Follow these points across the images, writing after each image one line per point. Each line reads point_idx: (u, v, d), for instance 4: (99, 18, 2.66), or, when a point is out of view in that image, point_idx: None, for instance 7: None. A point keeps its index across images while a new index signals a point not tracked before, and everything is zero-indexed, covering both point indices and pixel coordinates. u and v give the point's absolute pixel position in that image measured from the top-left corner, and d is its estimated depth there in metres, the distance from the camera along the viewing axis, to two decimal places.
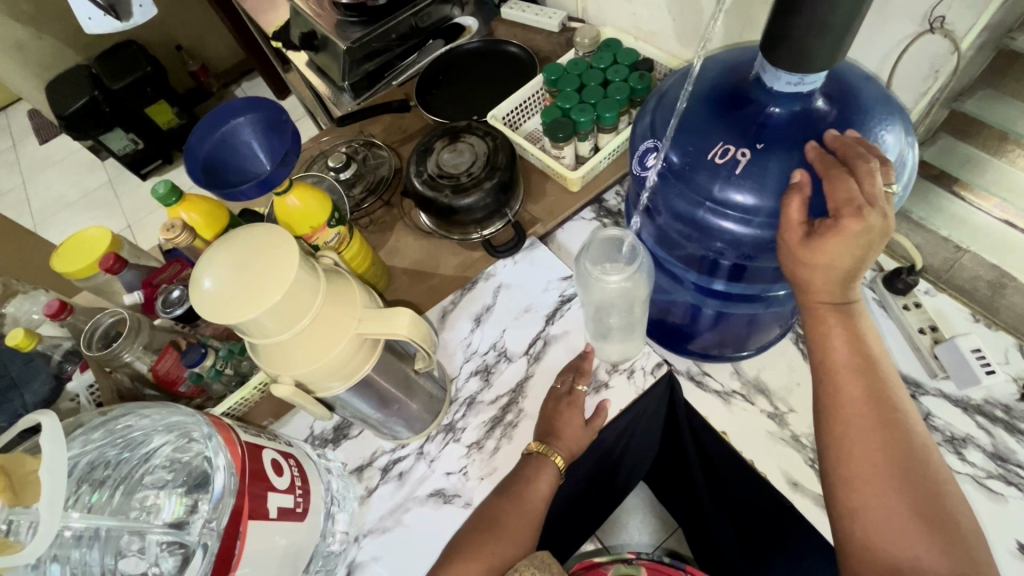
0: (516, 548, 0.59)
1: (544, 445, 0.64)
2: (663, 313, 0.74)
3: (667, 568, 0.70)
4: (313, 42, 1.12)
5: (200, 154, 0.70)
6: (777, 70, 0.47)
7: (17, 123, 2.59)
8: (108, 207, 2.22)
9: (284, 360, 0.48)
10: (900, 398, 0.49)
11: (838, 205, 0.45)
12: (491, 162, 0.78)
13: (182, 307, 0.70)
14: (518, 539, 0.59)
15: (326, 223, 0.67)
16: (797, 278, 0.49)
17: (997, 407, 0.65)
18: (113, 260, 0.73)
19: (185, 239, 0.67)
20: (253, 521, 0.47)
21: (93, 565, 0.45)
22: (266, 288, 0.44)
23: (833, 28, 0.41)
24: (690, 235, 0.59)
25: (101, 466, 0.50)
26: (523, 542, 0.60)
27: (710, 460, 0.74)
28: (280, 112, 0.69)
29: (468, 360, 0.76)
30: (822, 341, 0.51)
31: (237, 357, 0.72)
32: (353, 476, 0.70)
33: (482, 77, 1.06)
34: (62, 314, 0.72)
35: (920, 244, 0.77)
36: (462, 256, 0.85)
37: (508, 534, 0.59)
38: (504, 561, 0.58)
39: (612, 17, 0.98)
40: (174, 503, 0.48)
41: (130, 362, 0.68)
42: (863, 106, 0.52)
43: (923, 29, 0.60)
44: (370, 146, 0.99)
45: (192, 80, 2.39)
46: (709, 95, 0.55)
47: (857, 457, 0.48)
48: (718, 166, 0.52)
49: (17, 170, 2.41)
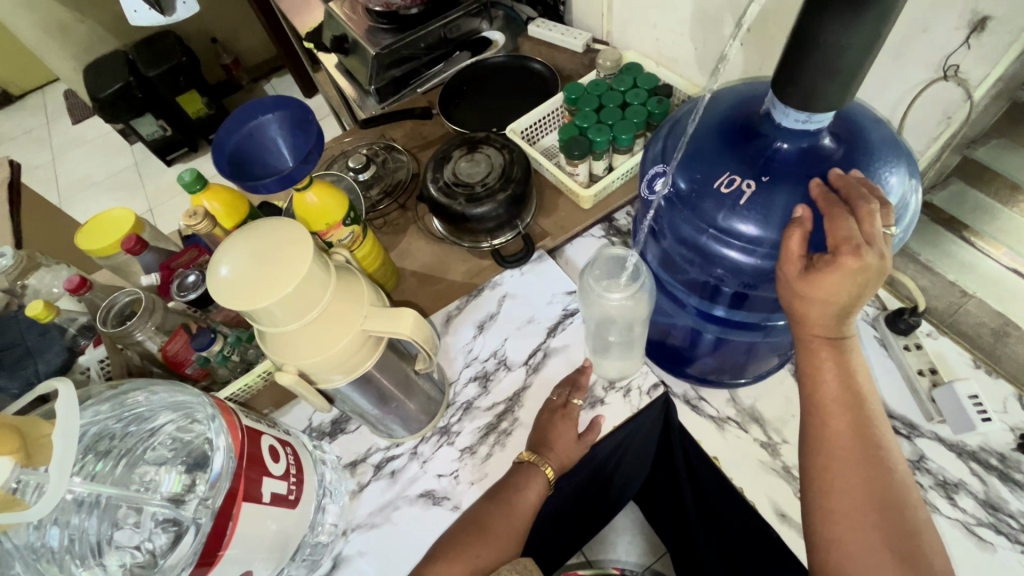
0: (501, 553, 0.60)
1: (536, 455, 0.65)
2: (663, 335, 0.75)
3: None
4: (343, 45, 1.15)
5: (227, 146, 0.71)
6: (786, 106, 0.48)
7: (53, 101, 2.67)
8: (133, 189, 2.28)
9: (290, 350, 0.49)
10: (886, 436, 0.50)
11: (838, 241, 0.46)
12: (506, 175, 0.81)
13: (197, 291, 0.72)
14: (501, 545, 0.60)
15: (341, 221, 0.69)
16: (793, 309, 0.50)
17: (992, 455, 0.65)
18: (134, 241, 0.76)
19: (204, 226, 0.71)
20: (247, 504, 0.49)
21: (90, 533, 0.47)
22: (277, 279, 0.45)
23: (842, 70, 0.43)
24: (693, 260, 0.60)
25: (107, 437, 0.51)
26: (508, 547, 0.61)
27: (698, 482, 0.75)
28: (306, 111, 0.71)
29: (469, 365, 0.77)
30: (813, 374, 0.51)
31: (244, 344, 0.74)
32: (347, 470, 0.72)
33: (504, 91, 1.08)
34: (81, 289, 0.75)
35: (927, 286, 0.77)
36: (470, 263, 0.87)
37: (494, 539, 0.60)
38: (489, 564, 0.59)
39: (636, 41, 1.01)
40: (172, 479, 0.50)
41: (142, 341, 0.71)
42: (870, 147, 0.52)
43: (937, 76, 0.61)
44: (391, 150, 1.02)
45: (224, 73, 2.47)
46: (719, 126, 0.56)
47: (839, 490, 0.48)
48: (724, 195, 0.53)
49: (49, 147, 2.48)
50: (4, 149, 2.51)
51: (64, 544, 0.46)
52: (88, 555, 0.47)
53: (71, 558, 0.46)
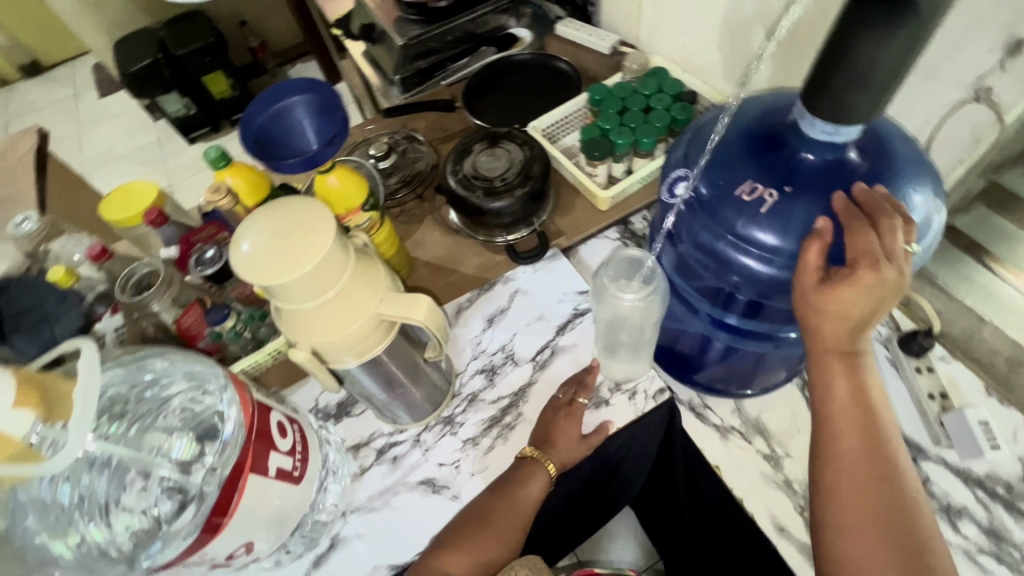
0: (505, 547, 0.61)
1: (538, 451, 0.66)
2: (672, 340, 0.75)
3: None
4: (371, 34, 1.18)
5: (254, 124, 0.72)
6: (814, 117, 0.48)
7: (82, 73, 2.71)
8: (155, 165, 2.31)
9: (304, 327, 0.50)
10: (898, 452, 0.49)
11: (857, 255, 0.46)
12: (525, 171, 0.81)
13: (214, 266, 0.75)
14: (500, 541, 0.61)
15: (360, 206, 0.70)
16: (807, 323, 0.50)
17: (998, 483, 0.64)
18: (156, 214, 0.78)
19: (227, 202, 0.71)
20: (254, 476, 0.49)
21: (99, 493, 0.48)
22: (298, 256, 0.45)
23: (873, 84, 0.43)
24: (709, 266, 0.60)
25: (121, 401, 0.52)
26: (509, 541, 0.62)
27: (698, 489, 0.75)
28: (334, 95, 0.71)
29: (476, 358, 0.78)
30: (824, 388, 0.51)
31: (257, 322, 0.75)
32: (350, 453, 0.72)
33: (527, 88, 1.09)
34: (102, 258, 0.81)
35: (942, 309, 0.77)
36: (484, 257, 0.87)
37: (495, 532, 0.61)
38: (495, 558, 0.61)
39: (663, 46, 1.00)
40: (184, 445, 0.51)
41: (157, 312, 0.72)
42: (896, 163, 0.52)
43: (968, 97, 0.60)
44: (411, 140, 1.01)
45: (251, 55, 2.50)
46: (744, 134, 0.56)
47: (845, 505, 0.48)
48: (745, 203, 0.53)
49: (76, 118, 2.53)
50: (32, 118, 2.56)
51: (74, 501, 0.48)
52: (96, 514, 0.48)
53: (82, 515, 0.48)
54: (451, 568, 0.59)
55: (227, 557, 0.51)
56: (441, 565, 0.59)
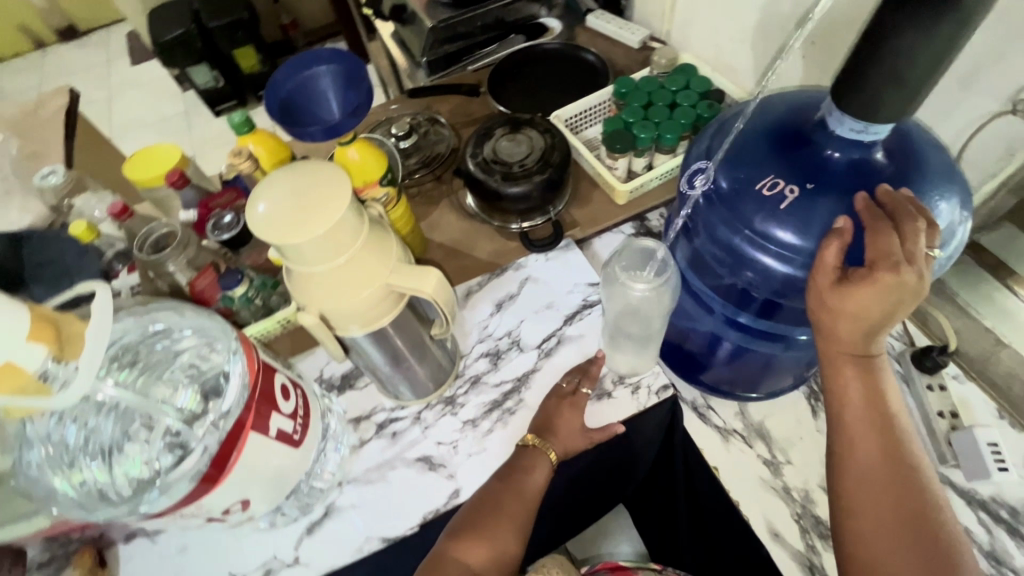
0: (512, 533, 0.61)
1: (540, 439, 0.65)
2: (680, 339, 0.74)
3: (625, 569, 0.70)
4: (402, 15, 1.18)
5: (282, 91, 0.72)
6: (843, 114, 0.47)
7: (116, 41, 2.75)
8: (180, 135, 2.34)
9: (315, 291, 0.50)
10: (917, 458, 0.49)
11: (876, 256, 0.46)
12: (545, 158, 0.81)
13: (230, 232, 0.75)
14: (513, 525, 0.61)
15: (378, 180, 0.70)
16: (822, 325, 0.49)
17: (1002, 507, 0.63)
18: (177, 175, 0.79)
19: (248, 167, 0.73)
20: (253, 435, 0.50)
21: (104, 438, 0.50)
22: (311, 219, 0.45)
23: (908, 81, 0.42)
24: (724, 261, 0.60)
25: (133, 350, 0.53)
26: (521, 525, 0.62)
27: (695, 489, 0.74)
28: (359, 68, 0.71)
29: (482, 341, 0.78)
30: (838, 392, 0.51)
31: (268, 290, 0.77)
32: (350, 424, 0.73)
33: (553, 78, 1.08)
34: (123, 216, 0.79)
35: (960, 328, 0.75)
36: (497, 243, 0.87)
37: (506, 519, 0.61)
38: (509, 543, 0.60)
39: (694, 43, 0.99)
40: (188, 400, 0.52)
41: (172, 272, 0.73)
42: (924, 166, 0.51)
43: (1005, 109, 0.58)
44: (434, 122, 1.02)
45: (281, 33, 2.52)
46: (769, 130, 0.55)
47: (864, 513, 0.47)
48: (765, 198, 0.52)
49: (107, 84, 2.57)
50: (64, 81, 2.60)
51: (80, 442, 0.49)
52: (99, 455, 0.49)
53: (86, 455, 0.49)
54: (472, 559, 0.58)
55: (223, 512, 0.52)
56: (458, 554, 0.58)
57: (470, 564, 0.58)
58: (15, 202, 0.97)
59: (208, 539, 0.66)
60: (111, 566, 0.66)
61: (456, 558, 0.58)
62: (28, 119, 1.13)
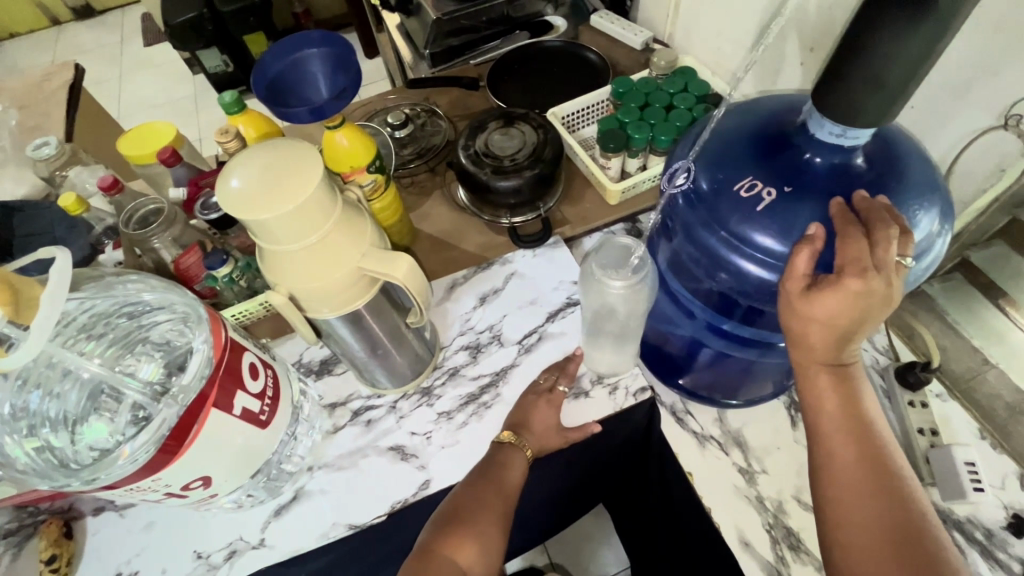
0: (492, 531, 0.59)
1: (515, 436, 0.65)
2: (661, 341, 0.73)
3: None
4: (408, 7, 1.17)
5: (269, 72, 0.72)
6: (823, 117, 0.46)
7: (131, 22, 2.77)
8: (188, 117, 2.35)
9: (284, 269, 0.50)
10: (899, 466, 0.47)
11: (845, 262, 0.45)
12: (536, 154, 0.80)
13: (217, 212, 0.73)
14: (496, 519, 0.60)
15: (366, 167, 0.69)
16: (794, 332, 0.49)
17: (978, 529, 0.62)
18: (170, 154, 0.79)
19: (236, 146, 0.71)
20: (215, 411, 0.49)
21: (69, 406, 0.50)
22: (281, 196, 0.45)
23: (886, 86, 0.41)
24: (701, 261, 0.59)
25: (102, 320, 0.52)
26: (502, 523, 0.61)
27: (668, 494, 0.74)
28: (350, 52, 0.71)
29: (462, 334, 0.78)
30: (814, 401, 0.50)
31: (253, 272, 0.75)
32: (326, 410, 0.73)
33: (554, 76, 1.07)
34: (113, 190, 0.79)
35: (947, 346, 0.74)
36: (486, 237, 0.87)
37: (488, 517, 0.60)
38: (492, 541, 0.59)
39: (696, 46, 0.98)
40: (158, 373, 0.53)
41: (157, 248, 0.74)
42: (904, 175, 0.50)
43: (997, 124, 0.58)
44: (431, 113, 1.01)
45: (294, 21, 2.53)
46: (749, 133, 0.54)
47: (848, 526, 0.46)
48: (742, 199, 0.52)
49: (118, 64, 2.58)
50: (77, 58, 2.62)
51: (42, 409, 0.49)
52: (62, 424, 0.49)
53: (47, 423, 0.49)
54: (461, 557, 0.57)
55: (183, 487, 0.51)
56: (448, 551, 0.56)
57: (459, 564, 0.56)
58: (11, 173, 0.97)
59: (176, 517, 0.66)
60: (77, 537, 0.66)
61: (446, 558, 0.56)
62: (30, 91, 1.14)
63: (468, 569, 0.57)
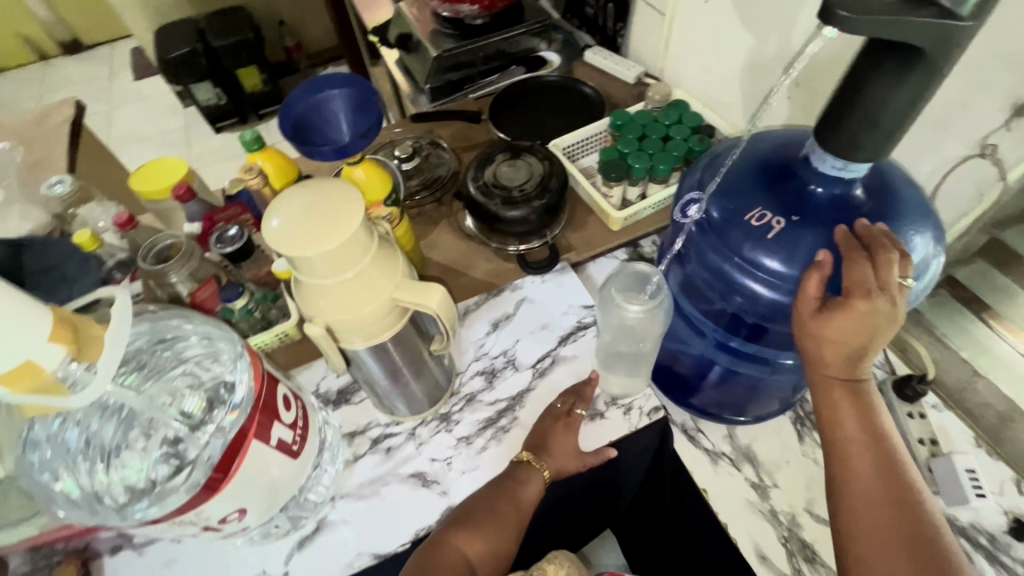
0: (505, 534, 0.62)
1: (534, 456, 0.67)
2: (672, 361, 0.76)
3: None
4: (407, 44, 1.25)
5: (293, 112, 0.75)
6: (824, 151, 0.50)
7: (120, 56, 2.79)
8: (179, 149, 2.37)
9: (320, 303, 0.52)
10: (910, 476, 0.50)
11: (852, 285, 0.49)
12: (544, 184, 0.84)
13: (232, 246, 0.74)
14: (510, 530, 0.63)
15: (382, 201, 0.72)
16: (807, 350, 0.52)
17: (982, 534, 0.65)
18: (183, 189, 0.81)
19: (257, 182, 0.74)
20: (255, 444, 0.50)
21: (104, 441, 0.51)
22: (323, 236, 0.47)
23: (883, 124, 0.45)
24: (714, 285, 0.63)
25: (139, 354, 0.53)
26: (515, 532, 0.63)
27: (682, 511, 0.76)
28: (371, 93, 0.75)
29: (478, 359, 0.79)
30: (830, 413, 0.53)
31: (268, 303, 0.78)
32: (345, 439, 0.73)
33: (551, 109, 1.12)
34: (127, 226, 0.80)
35: (939, 358, 0.78)
36: (494, 264, 0.90)
37: (503, 521, 0.62)
38: (498, 543, 0.62)
39: (686, 80, 1.04)
40: (190, 408, 0.53)
41: (173, 283, 0.74)
42: (901, 204, 0.54)
43: (973, 153, 0.63)
44: (435, 146, 1.06)
45: (284, 55, 2.58)
46: (757, 166, 0.58)
47: (865, 534, 0.48)
48: (753, 228, 0.55)
49: (108, 97, 2.60)
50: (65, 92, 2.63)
51: (80, 444, 0.50)
52: (99, 458, 0.51)
53: (84, 457, 0.50)
54: (467, 547, 0.60)
55: (220, 520, 0.52)
56: (457, 541, 0.60)
57: (465, 552, 0.60)
58: (16, 210, 0.98)
59: (197, 552, 0.66)
60: None
61: (456, 547, 0.60)
62: (32, 128, 1.14)
63: (475, 562, 0.61)
